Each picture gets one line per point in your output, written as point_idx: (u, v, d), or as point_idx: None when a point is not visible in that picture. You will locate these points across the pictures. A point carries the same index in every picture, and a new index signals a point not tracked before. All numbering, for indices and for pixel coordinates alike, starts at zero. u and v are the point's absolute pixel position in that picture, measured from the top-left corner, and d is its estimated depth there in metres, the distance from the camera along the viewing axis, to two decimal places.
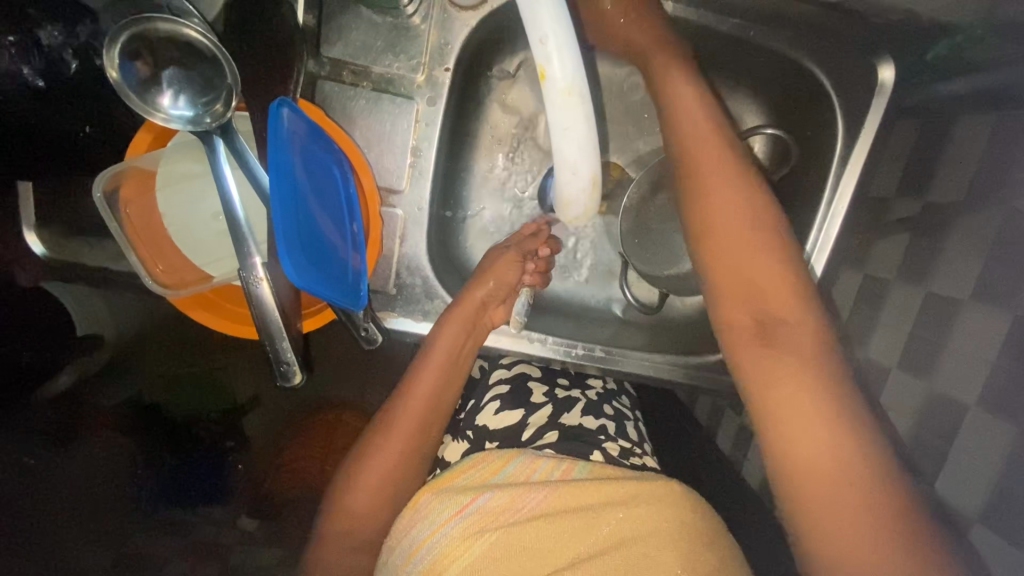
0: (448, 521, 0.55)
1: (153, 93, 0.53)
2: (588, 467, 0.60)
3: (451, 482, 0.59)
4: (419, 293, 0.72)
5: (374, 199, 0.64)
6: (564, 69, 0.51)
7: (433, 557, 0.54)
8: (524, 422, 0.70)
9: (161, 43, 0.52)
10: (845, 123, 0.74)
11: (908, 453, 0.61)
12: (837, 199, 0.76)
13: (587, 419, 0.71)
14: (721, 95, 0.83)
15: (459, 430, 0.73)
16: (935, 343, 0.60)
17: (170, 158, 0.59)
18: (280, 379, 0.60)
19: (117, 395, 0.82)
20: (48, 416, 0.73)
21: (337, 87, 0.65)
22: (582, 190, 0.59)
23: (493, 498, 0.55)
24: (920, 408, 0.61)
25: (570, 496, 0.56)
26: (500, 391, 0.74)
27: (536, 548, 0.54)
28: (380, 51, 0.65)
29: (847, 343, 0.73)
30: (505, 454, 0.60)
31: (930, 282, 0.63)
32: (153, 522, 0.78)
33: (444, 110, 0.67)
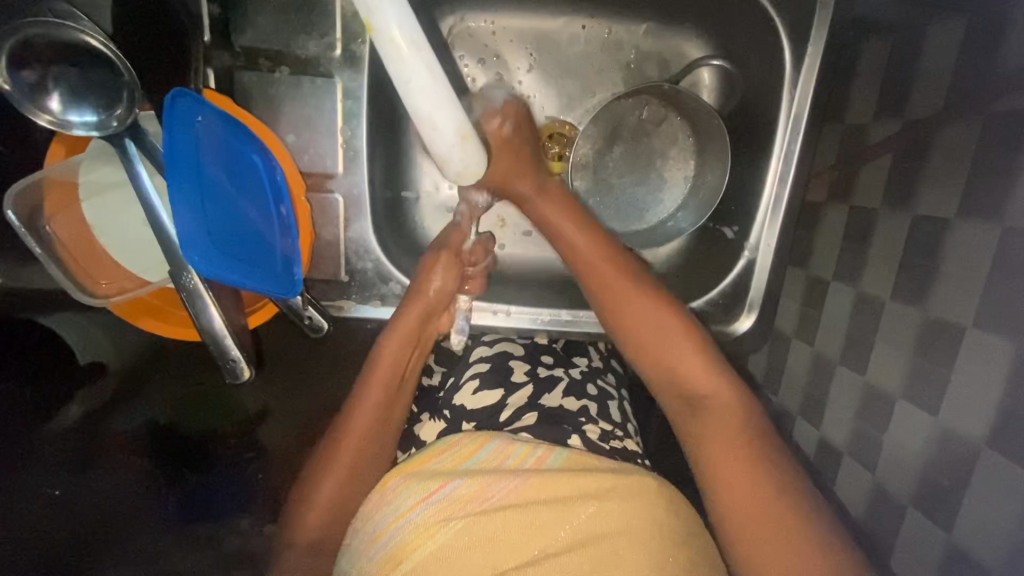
0: (414, 507, 0.53)
1: (41, 99, 0.52)
2: (563, 455, 0.58)
3: (422, 467, 0.58)
4: (373, 278, 0.71)
5: (298, 182, 0.60)
6: (394, 23, 0.48)
7: (395, 542, 0.52)
8: (503, 402, 0.68)
9: (46, 44, 0.51)
10: (792, 45, 0.70)
11: (908, 385, 0.57)
12: (794, 124, 0.73)
13: (568, 401, 0.69)
14: (666, 34, 0.79)
15: (436, 410, 0.71)
16: (924, 268, 0.57)
17: (89, 168, 0.59)
18: (228, 377, 0.59)
19: (130, 420, 0.81)
20: (61, 442, 0.72)
21: (253, 76, 0.63)
22: (456, 145, 0.56)
23: (461, 486, 0.54)
24: (916, 340, 0.57)
25: (540, 487, 0.54)
26: (479, 369, 0.72)
27: (499, 541, 0.50)
28: (293, 32, 0.63)
29: (840, 280, 0.69)
30: (478, 439, 0.60)
31: (915, 204, 0.59)
32: (183, 537, 0.74)
33: (368, 83, 0.65)
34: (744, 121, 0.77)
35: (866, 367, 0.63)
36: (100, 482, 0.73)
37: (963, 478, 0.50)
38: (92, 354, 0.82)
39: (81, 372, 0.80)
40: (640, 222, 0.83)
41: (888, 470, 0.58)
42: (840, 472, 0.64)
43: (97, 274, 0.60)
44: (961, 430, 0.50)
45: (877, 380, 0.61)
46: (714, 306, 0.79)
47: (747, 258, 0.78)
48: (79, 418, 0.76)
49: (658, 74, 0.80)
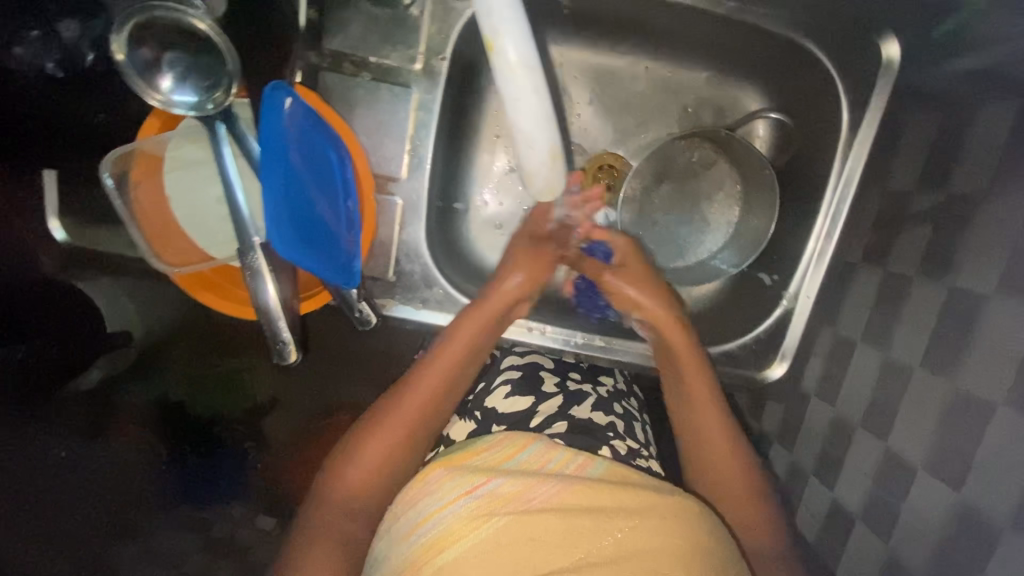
0: (456, 500, 0.53)
1: (151, 76, 0.55)
2: (604, 466, 0.58)
3: (465, 461, 0.57)
4: (418, 280, 0.73)
5: (369, 180, 0.63)
6: (517, 58, 0.54)
7: (437, 532, 0.51)
8: (533, 409, 0.69)
9: (166, 29, 0.55)
10: (851, 109, 0.72)
11: (930, 456, 0.56)
12: (843, 186, 0.74)
13: (597, 414, 0.70)
14: (725, 82, 0.81)
15: (466, 410, 0.72)
16: (957, 341, 0.57)
17: (179, 143, 0.62)
18: (276, 357, 0.61)
19: (146, 395, 0.85)
20: (75, 412, 0.79)
21: (335, 77, 0.67)
22: (544, 163, 0.61)
23: (504, 484, 0.53)
24: (941, 410, 0.57)
25: (582, 494, 0.53)
26: (511, 376, 0.73)
27: (543, 542, 0.50)
28: (378, 43, 0.67)
29: (868, 343, 0.68)
30: (520, 441, 0.59)
31: (953, 276, 0.60)
32: (177, 517, 0.83)
33: (441, 98, 0.69)
34: (791, 176, 0.79)
35: (888, 433, 0.62)
36: (107, 451, 0.81)
37: (983, 557, 0.49)
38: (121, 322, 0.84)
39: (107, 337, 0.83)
40: (682, 259, 0.85)
41: (903, 543, 0.57)
42: (852, 537, 0.63)
43: (169, 245, 0.63)
44: (986, 507, 0.50)
45: (898, 448, 0.60)
46: (744, 352, 0.80)
47: (784, 307, 0.78)
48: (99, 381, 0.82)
49: (713, 120, 0.82)
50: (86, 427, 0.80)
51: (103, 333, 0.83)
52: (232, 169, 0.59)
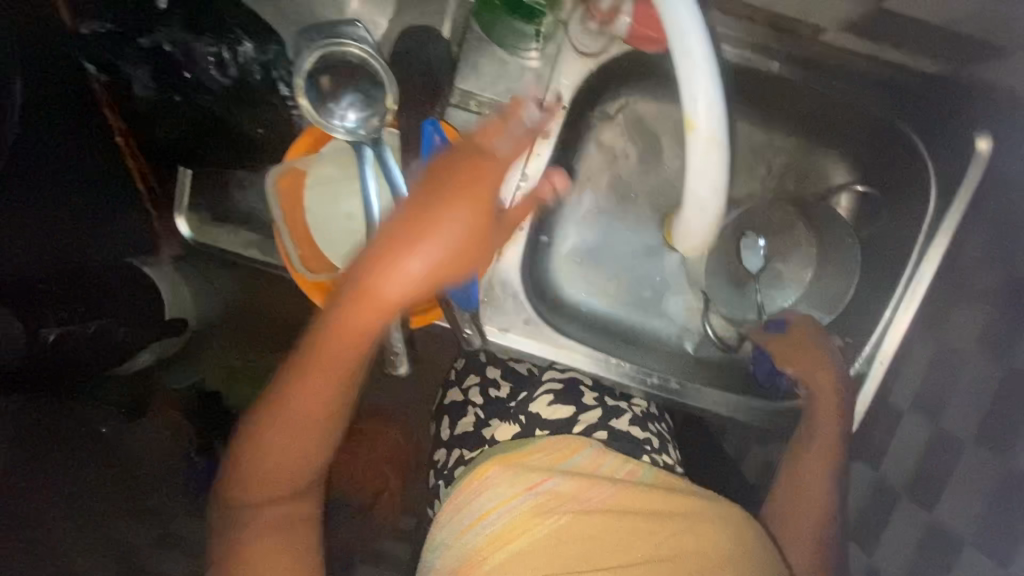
0: (518, 496, 0.64)
1: (326, 103, 0.60)
2: (651, 473, 0.69)
3: (522, 461, 0.69)
4: (510, 305, 0.78)
5: (493, 214, 0.67)
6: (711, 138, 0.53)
7: (504, 523, 0.63)
8: (574, 418, 0.78)
9: (340, 62, 0.60)
10: (941, 194, 0.73)
11: (977, 530, 0.64)
12: (924, 267, 0.74)
13: (634, 428, 0.79)
14: (811, 151, 0.82)
15: (510, 414, 0.79)
16: (1011, 420, 0.64)
17: (322, 161, 0.67)
18: (389, 364, 0.67)
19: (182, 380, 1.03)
20: (120, 391, 0.94)
21: (460, 114, 0.69)
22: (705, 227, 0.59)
23: (559, 484, 0.65)
24: (995, 487, 0.63)
25: (630, 497, 0.64)
26: (552, 386, 0.82)
27: (599, 537, 0.61)
28: (504, 85, 0.70)
29: (919, 411, 0.74)
30: (572, 446, 0.70)
31: (1013, 358, 0.65)
32: (195, 507, 1.02)
33: (555, 144, 0.75)
34: (871, 250, 0.81)
35: (937, 504, 0.69)
36: (139, 435, 1.01)
37: None
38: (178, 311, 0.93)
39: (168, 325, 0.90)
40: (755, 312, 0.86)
41: None
42: None
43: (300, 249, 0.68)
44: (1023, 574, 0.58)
45: (946, 518, 0.67)
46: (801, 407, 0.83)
47: (856, 370, 0.78)
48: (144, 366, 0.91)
49: (795, 187, 0.83)
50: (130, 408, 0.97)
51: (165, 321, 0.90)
52: (372, 189, 0.63)
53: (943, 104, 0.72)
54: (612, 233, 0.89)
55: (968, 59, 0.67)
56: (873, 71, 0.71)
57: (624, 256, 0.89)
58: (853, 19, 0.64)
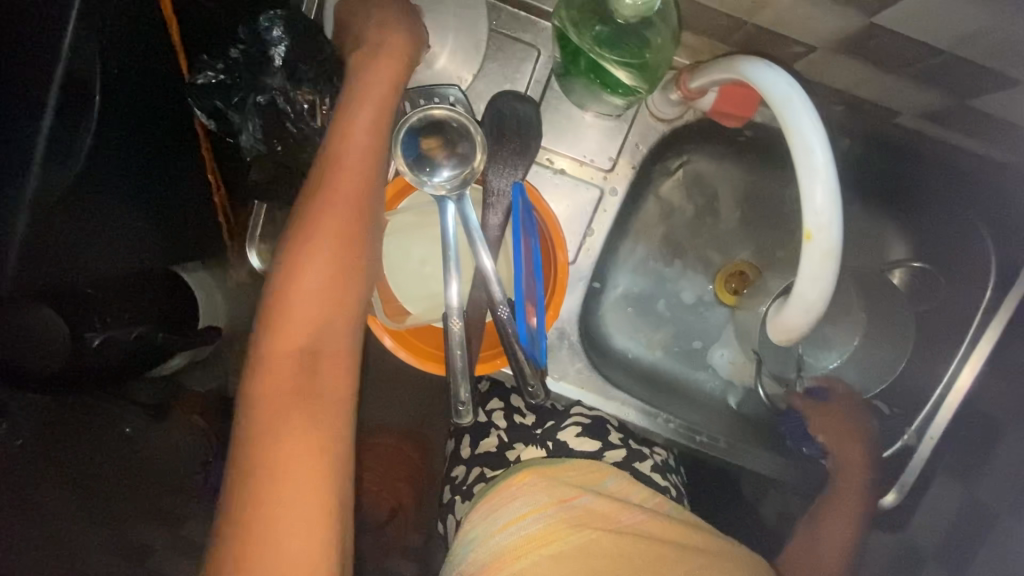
0: (551, 506, 0.65)
1: (422, 162, 0.63)
2: (676, 508, 0.72)
3: (556, 475, 0.70)
4: (565, 354, 0.79)
5: (564, 273, 0.66)
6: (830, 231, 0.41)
7: (538, 527, 0.64)
8: (601, 454, 0.78)
9: (440, 126, 0.63)
10: (997, 280, 0.74)
11: None
12: (975, 344, 0.75)
13: (656, 475, 0.79)
14: (874, 220, 0.82)
15: (535, 440, 0.79)
16: None
17: (401, 210, 0.69)
18: (453, 415, 0.68)
19: (206, 383, 1.10)
20: (146, 394, 0.99)
21: (536, 169, 0.75)
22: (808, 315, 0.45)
23: (593, 502, 0.67)
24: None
25: (659, 526, 0.67)
26: (581, 419, 0.80)
27: (629, 556, 0.63)
28: (581, 143, 0.75)
29: (949, 477, 0.78)
30: (605, 470, 0.73)
31: None
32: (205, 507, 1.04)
33: (622, 199, 0.77)
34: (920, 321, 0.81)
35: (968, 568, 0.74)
36: (161, 436, 1.01)
37: None
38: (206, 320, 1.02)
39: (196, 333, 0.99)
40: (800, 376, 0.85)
41: None
42: None
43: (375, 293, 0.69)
44: None
45: None
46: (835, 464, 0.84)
47: (904, 442, 0.80)
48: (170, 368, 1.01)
49: (851, 255, 0.83)
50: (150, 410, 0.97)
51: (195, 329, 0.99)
52: (455, 242, 0.65)
53: (1016, 191, 0.71)
54: (664, 283, 0.90)
55: None
56: (945, 156, 0.73)
57: (673, 308, 0.90)
58: (934, 111, 0.66)
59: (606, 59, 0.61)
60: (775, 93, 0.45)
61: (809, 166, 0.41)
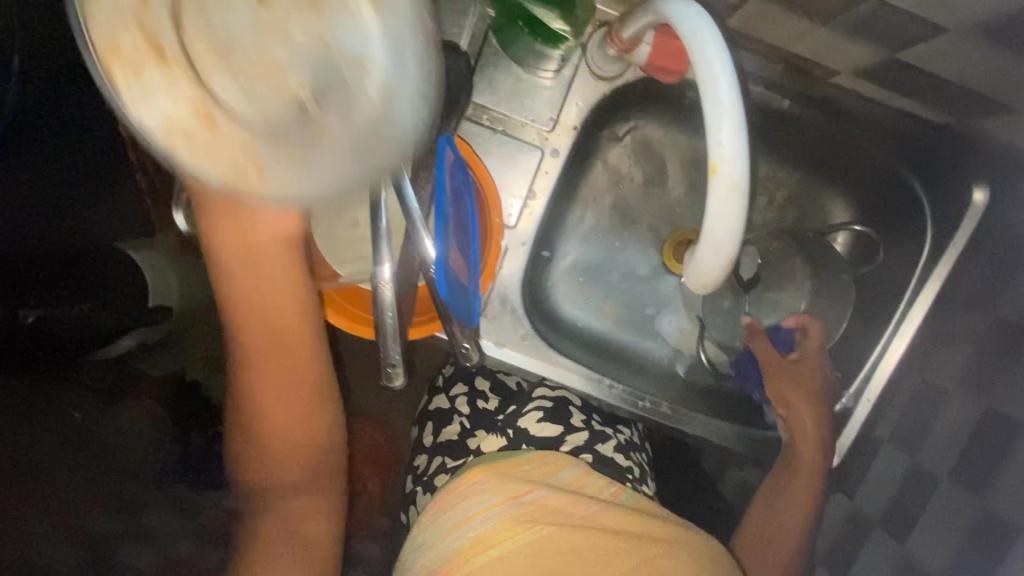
0: (503, 503, 0.62)
1: None
2: (634, 497, 0.68)
3: (510, 471, 0.67)
4: (509, 322, 0.77)
5: (497, 232, 0.67)
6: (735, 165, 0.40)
7: (485, 529, 0.60)
8: (561, 438, 0.77)
9: None
10: (934, 230, 0.75)
11: (946, 567, 0.63)
12: (914, 301, 0.77)
13: (618, 455, 0.77)
14: (814, 187, 0.83)
15: (495, 428, 0.78)
16: (991, 463, 0.62)
17: None
18: (384, 378, 0.65)
19: (164, 368, 0.95)
20: (98, 375, 0.87)
21: (474, 129, 0.72)
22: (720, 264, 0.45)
23: (547, 496, 0.63)
24: (966, 529, 0.62)
25: (616, 518, 0.63)
26: (542, 404, 0.79)
27: (582, 553, 0.58)
28: (519, 103, 0.72)
29: (896, 447, 0.75)
30: (559, 462, 0.70)
31: (991, 401, 0.65)
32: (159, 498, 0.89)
33: (563, 162, 0.75)
34: (863, 286, 0.83)
35: (908, 537, 0.69)
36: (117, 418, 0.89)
37: None
38: (161, 298, 0.90)
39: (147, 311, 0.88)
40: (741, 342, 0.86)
41: None
42: None
43: None
44: None
45: (915, 552, 0.67)
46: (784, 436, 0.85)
47: (842, 405, 0.82)
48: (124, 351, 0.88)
49: (795, 222, 0.85)
50: (103, 391, 0.88)
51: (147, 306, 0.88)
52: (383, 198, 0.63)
53: (948, 152, 0.72)
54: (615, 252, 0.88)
55: (968, 113, 0.66)
56: (881, 115, 0.71)
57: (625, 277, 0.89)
58: (866, 66, 0.64)
59: (533, 3, 0.62)
60: (686, 25, 0.43)
61: (714, 92, 0.40)
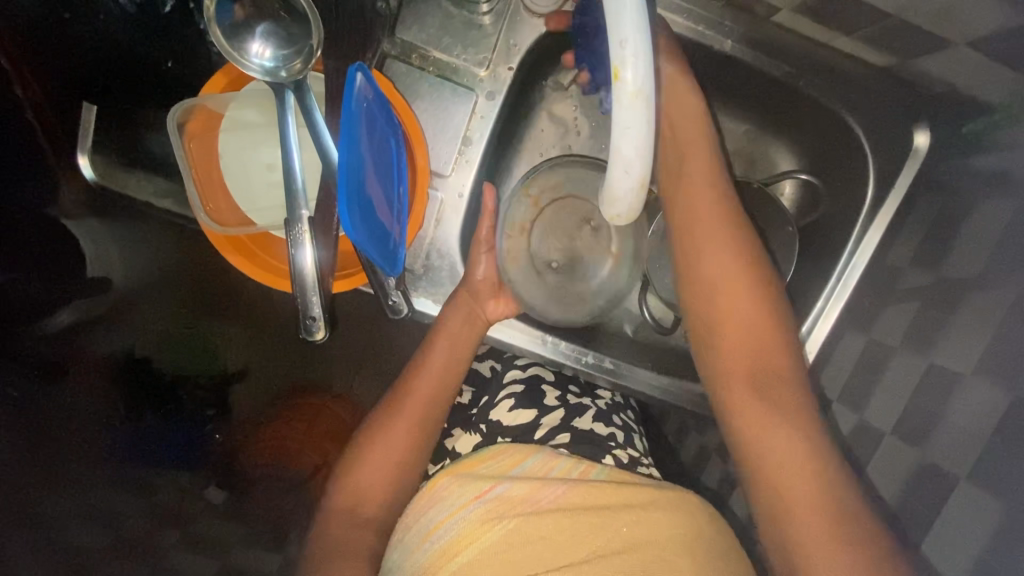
0: (467, 505, 0.57)
1: (243, 39, 0.56)
2: (605, 471, 0.63)
3: (471, 469, 0.61)
4: (445, 277, 0.74)
5: (423, 174, 0.66)
6: (637, 73, 0.43)
7: (451, 537, 0.56)
8: (536, 421, 0.72)
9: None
10: (878, 179, 0.75)
11: (891, 518, 0.62)
12: (860, 250, 0.77)
13: (598, 425, 0.73)
14: (761, 138, 0.83)
15: (471, 424, 0.75)
16: (930, 413, 0.61)
17: (239, 105, 0.65)
18: (303, 332, 0.62)
19: (108, 345, 0.80)
20: (32, 347, 0.69)
21: (405, 69, 0.69)
22: (630, 191, 0.49)
23: (511, 488, 0.58)
24: (909, 474, 0.62)
25: (588, 494, 0.59)
26: (514, 390, 0.75)
27: (553, 540, 0.56)
28: (451, 43, 0.69)
29: (844, 404, 0.73)
30: (523, 450, 0.64)
31: (932, 351, 0.64)
32: (122, 479, 0.72)
33: (501, 106, 0.71)
34: (810, 240, 0.83)
35: None
36: (61, 395, 0.71)
37: None
38: (100, 267, 0.83)
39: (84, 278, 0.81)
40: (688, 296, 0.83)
41: None
42: None
43: (210, 199, 0.65)
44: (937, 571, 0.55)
45: None
46: None
47: None
48: (64, 326, 0.75)
49: (743, 172, 0.84)
50: (39, 367, 0.69)
51: (83, 275, 0.81)
52: (293, 135, 0.60)
53: (891, 97, 0.71)
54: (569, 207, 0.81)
55: (909, 53, 0.65)
56: (828, 58, 0.70)
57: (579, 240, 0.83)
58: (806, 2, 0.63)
59: None
60: None
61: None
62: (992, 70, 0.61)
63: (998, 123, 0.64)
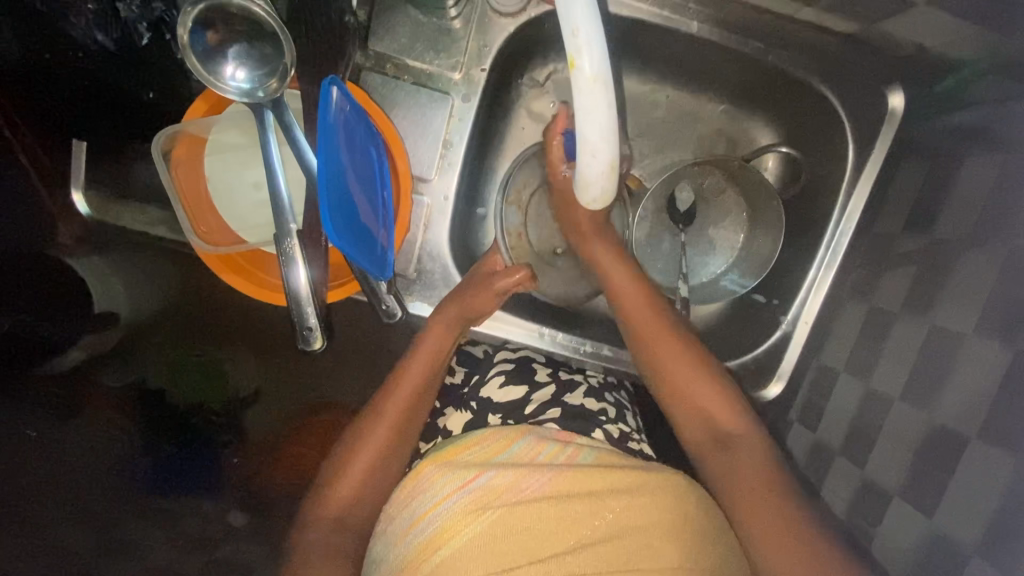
0: (450, 496, 0.55)
1: (217, 62, 0.58)
2: (594, 453, 0.60)
3: (454, 457, 0.58)
4: (438, 280, 0.76)
5: (406, 180, 0.68)
6: (592, 59, 0.50)
7: (433, 530, 0.53)
8: (527, 397, 0.70)
9: (236, 20, 0.58)
10: (856, 145, 0.76)
11: (907, 484, 0.61)
12: (845, 221, 0.79)
13: (589, 400, 0.71)
14: (739, 116, 0.84)
15: (462, 402, 0.72)
16: (935, 373, 0.61)
17: (223, 127, 0.67)
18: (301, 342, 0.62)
19: (123, 377, 0.81)
20: (49, 389, 0.72)
21: (381, 80, 0.71)
22: (601, 173, 0.56)
23: (494, 477, 0.55)
24: (918, 437, 0.61)
25: (577, 480, 0.56)
26: (504, 367, 0.74)
27: (538, 529, 0.53)
28: (422, 49, 0.71)
29: (850, 374, 0.73)
30: (511, 433, 0.60)
31: (933, 315, 0.63)
32: (146, 507, 0.73)
33: (477, 107, 0.73)
34: (796, 211, 0.83)
35: (867, 461, 0.67)
36: (72, 439, 0.71)
37: None
38: (108, 302, 0.84)
39: (93, 317, 0.82)
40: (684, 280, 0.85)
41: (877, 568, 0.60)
42: None
43: (202, 221, 0.69)
44: (953, 534, 0.54)
45: (875, 475, 0.65)
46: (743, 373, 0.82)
47: (783, 330, 0.82)
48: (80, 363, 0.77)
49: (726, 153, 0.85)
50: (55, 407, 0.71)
51: (94, 313, 0.82)
52: (275, 155, 0.62)
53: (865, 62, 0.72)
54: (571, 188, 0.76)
55: (870, 19, 0.66)
56: (797, 34, 0.71)
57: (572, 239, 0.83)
58: None
59: None
60: None
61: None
62: (960, 33, 0.61)
63: (967, 80, 0.66)
